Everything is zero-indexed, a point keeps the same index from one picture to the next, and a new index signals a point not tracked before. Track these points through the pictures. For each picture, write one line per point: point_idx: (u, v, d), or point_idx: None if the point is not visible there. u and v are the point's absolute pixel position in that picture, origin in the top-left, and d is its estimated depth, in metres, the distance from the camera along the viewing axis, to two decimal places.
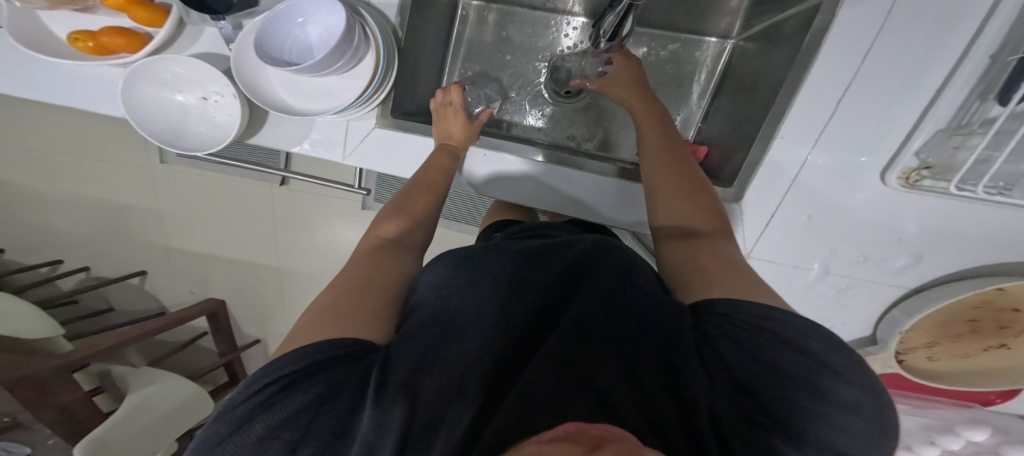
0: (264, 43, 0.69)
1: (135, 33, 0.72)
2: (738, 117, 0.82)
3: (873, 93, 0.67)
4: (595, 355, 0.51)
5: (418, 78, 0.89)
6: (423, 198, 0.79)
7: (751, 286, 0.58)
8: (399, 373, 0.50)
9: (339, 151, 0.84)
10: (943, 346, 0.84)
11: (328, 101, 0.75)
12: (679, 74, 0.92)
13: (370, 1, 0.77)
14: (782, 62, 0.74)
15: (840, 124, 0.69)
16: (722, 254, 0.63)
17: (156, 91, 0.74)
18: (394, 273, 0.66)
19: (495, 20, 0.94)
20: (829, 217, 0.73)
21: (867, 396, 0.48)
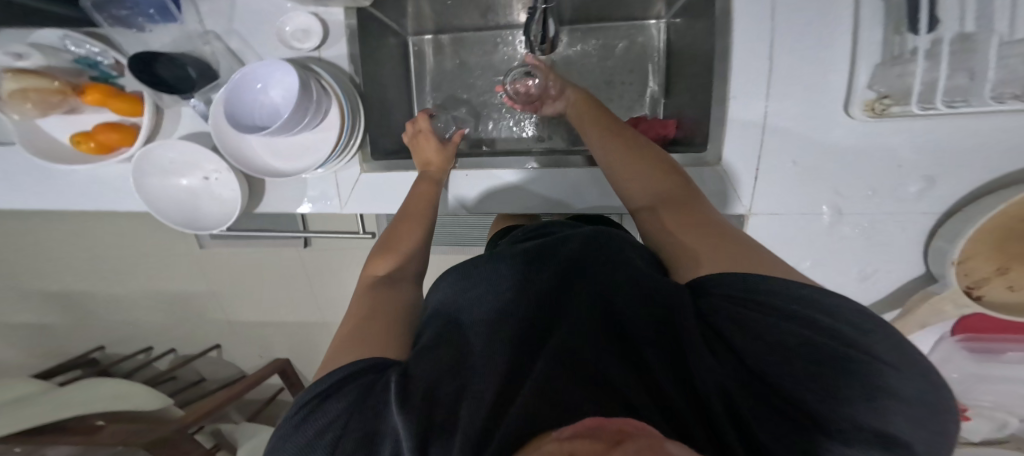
0: (235, 113, 0.73)
1: (122, 125, 0.84)
2: (696, 83, 0.75)
3: (804, 35, 0.63)
4: (609, 353, 0.45)
5: (389, 114, 0.90)
6: (412, 226, 0.77)
7: (751, 256, 0.50)
8: (420, 376, 0.46)
9: (335, 202, 0.87)
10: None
11: (303, 160, 0.79)
12: (629, 59, 0.88)
13: (319, 54, 0.80)
14: (704, 33, 0.71)
15: (784, 70, 0.64)
16: (718, 230, 0.55)
17: (163, 180, 0.84)
18: (395, 300, 0.64)
19: (448, 49, 0.96)
20: (818, 167, 0.65)
21: (912, 376, 0.39)
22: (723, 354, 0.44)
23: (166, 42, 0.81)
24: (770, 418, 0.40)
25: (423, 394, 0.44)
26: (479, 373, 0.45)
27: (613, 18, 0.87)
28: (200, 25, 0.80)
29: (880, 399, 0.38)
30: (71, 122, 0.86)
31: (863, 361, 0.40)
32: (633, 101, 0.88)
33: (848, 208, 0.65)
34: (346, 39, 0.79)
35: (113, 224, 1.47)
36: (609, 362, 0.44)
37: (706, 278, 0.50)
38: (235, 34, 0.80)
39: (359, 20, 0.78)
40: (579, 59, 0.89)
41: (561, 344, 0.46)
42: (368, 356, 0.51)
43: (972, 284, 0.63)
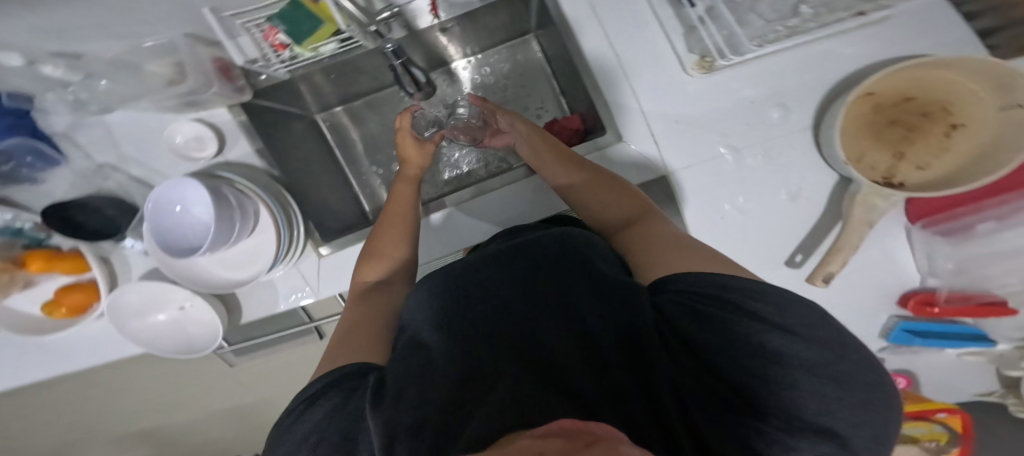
0: (167, 243, 0.73)
1: (81, 284, 0.86)
2: (574, 77, 0.77)
3: (623, 21, 0.69)
4: (578, 351, 0.40)
5: (325, 194, 0.86)
6: (400, 239, 0.69)
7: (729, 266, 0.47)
8: (395, 381, 0.41)
9: (307, 292, 0.79)
10: (948, 132, 0.60)
11: (256, 265, 0.77)
12: (522, 74, 0.88)
13: (228, 159, 0.79)
14: (553, 44, 0.81)
15: (627, 49, 0.68)
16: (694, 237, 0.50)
17: (142, 320, 0.86)
18: (381, 310, 0.59)
19: (365, 114, 0.97)
20: (699, 120, 0.65)
21: (855, 376, 0.36)
22: (680, 350, 0.40)
23: (65, 188, 0.84)
24: (720, 418, 0.36)
25: (394, 399, 0.38)
26: (452, 369, 0.40)
27: (499, 46, 0.88)
28: (93, 162, 0.82)
29: (827, 393, 0.36)
30: (30, 295, 0.88)
31: (796, 348, 0.37)
32: (536, 111, 0.87)
33: (743, 144, 0.64)
34: (247, 138, 0.79)
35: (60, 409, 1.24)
36: (574, 360, 0.39)
37: (681, 277, 0.44)
38: (150, 171, 0.81)
39: (250, 116, 0.78)
40: (492, 85, 0.89)
41: (535, 345, 0.40)
42: (351, 362, 0.48)
43: (886, 174, 0.61)
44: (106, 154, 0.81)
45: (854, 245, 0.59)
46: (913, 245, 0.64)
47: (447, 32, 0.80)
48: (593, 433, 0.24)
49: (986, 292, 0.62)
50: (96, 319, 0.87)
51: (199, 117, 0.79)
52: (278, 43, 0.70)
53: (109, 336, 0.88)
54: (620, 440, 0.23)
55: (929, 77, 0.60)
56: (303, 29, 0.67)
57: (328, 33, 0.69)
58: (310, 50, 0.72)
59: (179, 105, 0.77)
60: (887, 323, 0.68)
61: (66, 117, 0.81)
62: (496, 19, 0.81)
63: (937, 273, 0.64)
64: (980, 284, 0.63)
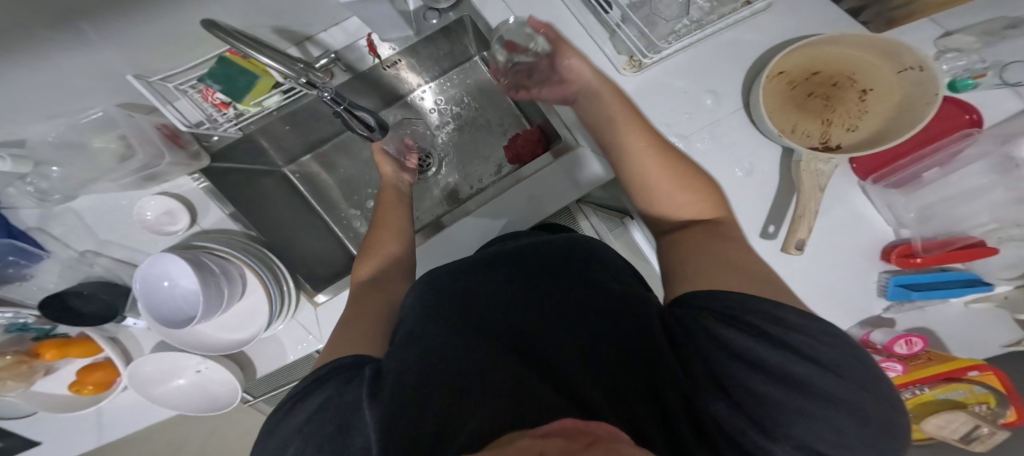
0: (164, 317, 0.75)
1: (99, 362, 0.89)
2: (520, 92, 0.80)
3: (554, 34, 0.71)
4: (580, 351, 0.38)
5: (308, 247, 0.88)
6: (399, 246, 0.67)
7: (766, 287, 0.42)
8: (394, 372, 0.38)
9: (313, 341, 0.82)
10: (863, 95, 0.65)
11: (252, 325, 0.78)
12: (480, 94, 0.89)
13: (204, 228, 0.81)
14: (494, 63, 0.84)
15: None
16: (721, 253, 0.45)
17: (164, 387, 0.88)
18: (385, 305, 0.56)
19: (335, 158, 0.98)
20: (644, 115, 0.68)
21: (875, 413, 0.32)
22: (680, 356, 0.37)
23: (54, 282, 0.85)
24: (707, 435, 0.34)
25: (392, 392, 0.35)
26: (452, 361, 0.37)
27: (450, 73, 0.89)
28: (75, 250, 0.84)
29: (837, 419, 0.32)
30: (55, 379, 0.91)
31: (804, 371, 0.34)
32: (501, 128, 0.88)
33: (689, 132, 0.67)
34: (218, 203, 0.80)
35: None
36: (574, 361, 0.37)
37: (708, 294, 0.39)
38: (134, 252, 0.83)
39: (213, 181, 0.79)
40: (452, 108, 0.91)
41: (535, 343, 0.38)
42: (348, 354, 0.45)
43: (822, 140, 0.65)
44: (86, 242, 0.84)
45: (815, 209, 0.61)
46: (873, 198, 0.66)
47: (398, 66, 0.81)
48: (591, 436, 0.24)
49: (960, 235, 0.63)
50: (123, 391, 0.91)
51: (162, 191, 0.81)
52: (218, 102, 0.74)
53: (139, 406, 0.92)
54: (619, 442, 0.24)
55: (833, 52, 0.66)
56: (240, 85, 0.72)
57: (266, 86, 0.74)
58: (253, 106, 0.75)
59: (137, 181, 0.78)
60: (879, 281, 0.65)
61: (35, 213, 0.83)
62: (437, 50, 0.81)
63: (904, 223, 0.65)
64: (951, 228, 0.64)
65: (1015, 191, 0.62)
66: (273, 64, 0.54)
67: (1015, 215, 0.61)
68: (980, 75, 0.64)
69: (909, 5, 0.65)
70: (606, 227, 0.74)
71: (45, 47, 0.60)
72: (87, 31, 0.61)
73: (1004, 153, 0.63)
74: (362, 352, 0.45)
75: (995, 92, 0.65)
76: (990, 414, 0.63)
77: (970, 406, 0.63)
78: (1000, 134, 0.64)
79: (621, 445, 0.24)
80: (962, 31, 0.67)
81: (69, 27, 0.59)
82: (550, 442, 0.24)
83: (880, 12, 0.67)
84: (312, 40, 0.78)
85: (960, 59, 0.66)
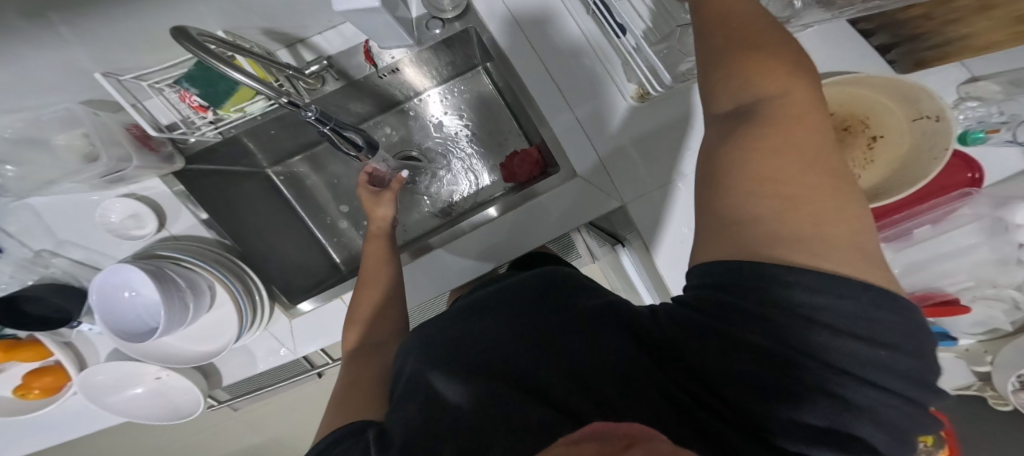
0: (119, 328, 0.68)
1: (51, 366, 0.81)
2: (519, 105, 0.78)
3: (560, 53, 0.69)
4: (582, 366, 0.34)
5: (288, 255, 0.84)
6: (383, 295, 0.62)
7: (806, 195, 0.31)
8: (401, 433, 0.35)
9: (287, 353, 0.77)
10: (871, 143, 0.59)
11: (221, 338, 0.72)
12: (486, 103, 0.86)
13: (174, 233, 0.75)
14: (498, 75, 0.81)
15: (564, 75, 0.68)
16: (733, 157, 0.34)
17: (118, 395, 0.81)
18: (378, 366, 0.53)
19: (325, 160, 0.93)
20: (650, 141, 0.65)
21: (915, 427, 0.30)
22: (687, 379, 0.34)
23: (5, 282, 0.78)
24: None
25: None
26: (456, 408, 0.34)
27: (453, 83, 0.86)
28: (30, 250, 0.77)
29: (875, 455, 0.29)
30: (4, 378, 0.83)
31: (858, 402, 0.29)
32: (504, 140, 0.85)
33: (688, 166, 0.64)
34: (193, 208, 0.76)
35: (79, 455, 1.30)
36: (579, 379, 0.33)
37: (717, 264, 0.34)
38: (94, 252, 0.77)
39: (187, 184, 0.75)
40: (456, 114, 0.88)
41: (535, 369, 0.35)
42: (350, 420, 0.42)
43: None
44: (43, 241, 0.77)
45: None
46: None
47: (398, 73, 0.78)
48: (630, 436, 0.22)
49: (936, 291, 0.63)
50: (74, 395, 0.83)
51: (130, 192, 0.76)
52: (197, 106, 0.67)
53: (85, 416, 0.84)
54: (659, 440, 0.22)
55: (840, 96, 0.60)
56: (218, 90, 0.66)
57: (247, 92, 0.69)
58: (234, 111, 0.70)
59: (103, 182, 0.72)
60: None
61: None
62: (439, 55, 0.77)
63: None
64: (931, 282, 0.64)
65: (999, 253, 0.61)
66: (250, 82, 0.50)
67: (990, 275, 0.62)
68: (994, 130, 0.59)
69: (942, 46, 0.59)
70: (597, 246, 0.72)
71: (13, 45, 0.57)
72: (59, 28, 0.57)
73: (998, 217, 0.59)
74: (363, 416, 0.43)
75: (1003, 149, 0.60)
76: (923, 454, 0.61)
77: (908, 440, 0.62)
78: (998, 195, 0.60)
79: (660, 443, 0.21)
80: (990, 78, 0.60)
81: (40, 22, 0.55)
82: (584, 447, 0.21)
83: (911, 50, 0.62)
84: (305, 43, 0.75)
85: (977, 109, 0.60)
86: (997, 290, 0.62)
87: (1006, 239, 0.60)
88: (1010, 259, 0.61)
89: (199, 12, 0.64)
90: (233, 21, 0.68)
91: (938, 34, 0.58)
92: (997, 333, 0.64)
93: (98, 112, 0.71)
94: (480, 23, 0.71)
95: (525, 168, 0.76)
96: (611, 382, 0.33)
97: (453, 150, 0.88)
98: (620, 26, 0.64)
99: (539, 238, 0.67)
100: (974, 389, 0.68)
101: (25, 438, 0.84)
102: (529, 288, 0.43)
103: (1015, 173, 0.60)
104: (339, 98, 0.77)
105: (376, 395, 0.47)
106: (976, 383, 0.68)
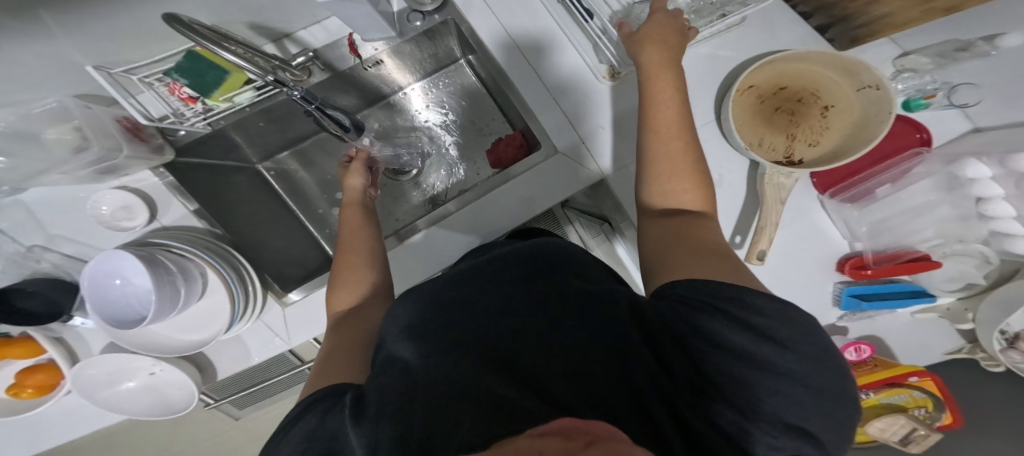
0: (110, 315, 0.70)
1: (41, 363, 0.82)
2: (501, 92, 0.82)
3: (535, 41, 0.72)
4: (563, 340, 0.37)
5: (280, 244, 0.86)
6: (366, 267, 0.64)
7: (707, 262, 0.44)
8: (376, 398, 0.37)
9: (280, 340, 0.78)
10: (824, 112, 0.65)
11: (211, 327, 0.74)
12: (470, 94, 0.89)
13: (165, 223, 0.77)
14: (478, 65, 0.84)
15: (539, 62, 0.72)
16: (650, 251, 0.50)
17: (110, 390, 0.82)
18: (359, 332, 0.55)
19: (314, 156, 0.95)
20: (624, 124, 0.69)
21: None
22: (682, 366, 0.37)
23: None
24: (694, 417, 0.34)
25: (379, 417, 0.34)
26: (430, 376, 0.36)
27: (435, 76, 0.89)
28: (22, 246, 0.78)
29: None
30: None
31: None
32: (487, 131, 0.88)
33: None
34: (182, 200, 0.77)
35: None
36: (561, 353, 0.36)
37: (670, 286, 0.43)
38: (87, 247, 0.78)
39: (178, 175, 0.76)
40: (441, 104, 0.90)
41: (520, 345, 0.37)
42: (332, 385, 0.44)
43: (786, 155, 0.65)
44: (34, 236, 0.79)
45: (775, 222, 0.64)
46: (832, 214, 0.68)
47: (381, 66, 0.80)
48: (590, 435, 0.23)
49: (909, 249, 0.67)
50: (66, 393, 0.84)
51: (121, 185, 0.77)
52: (186, 97, 0.70)
53: (78, 413, 0.85)
54: (618, 441, 0.23)
55: (798, 68, 0.67)
56: (208, 80, 0.69)
57: (237, 82, 0.71)
58: (223, 101, 0.72)
59: (94, 175, 0.74)
60: (833, 291, 0.68)
61: None
62: (421, 46, 0.80)
63: (858, 236, 0.67)
64: (899, 243, 0.67)
65: (960, 209, 0.65)
66: (242, 64, 0.53)
67: (957, 232, 0.65)
68: (931, 95, 0.65)
69: (868, 25, 0.63)
70: (591, 234, 0.76)
71: (5, 41, 0.58)
72: (50, 24, 0.59)
73: (949, 172, 0.64)
74: (342, 381, 0.45)
75: (945, 112, 0.66)
76: (927, 418, 0.68)
77: (911, 410, 0.68)
78: (948, 154, 0.65)
79: (619, 444, 0.23)
80: (920, 50, 0.67)
81: (31, 18, 0.57)
82: (547, 442, 0.23)
83: (845, 30, 0.67)
84: (291, 38, 0.78)
85: (913, 79, 0.66)
86: (965, 246, 0.66)
87: (963, 194, 0.64)
88: (971, 214, 0.64)
89: (186, 6, 0.66)
90: (221, 16, 0.70)
91: (865, 13, 0.62)
92: (973, 290, 0.67)
93: (90, 106, 0.73)
94: (458, 13, 0.73)
95: (510, 150, 0.79)
96: (592, 366, 0.35)
97: (438, 140, 0.90)
98: (587, 10, 0.66)
99: (515, 222, 0.69)
100: (966, 353, 0.70)
101: (14, 438, 0.84)
102: (513, 262, 0.44)
103: (959, 134, 0.66)
104: (325, 89, 0.79)
105: (357, 363, 0.49)
106: (966, 345, 0.70)
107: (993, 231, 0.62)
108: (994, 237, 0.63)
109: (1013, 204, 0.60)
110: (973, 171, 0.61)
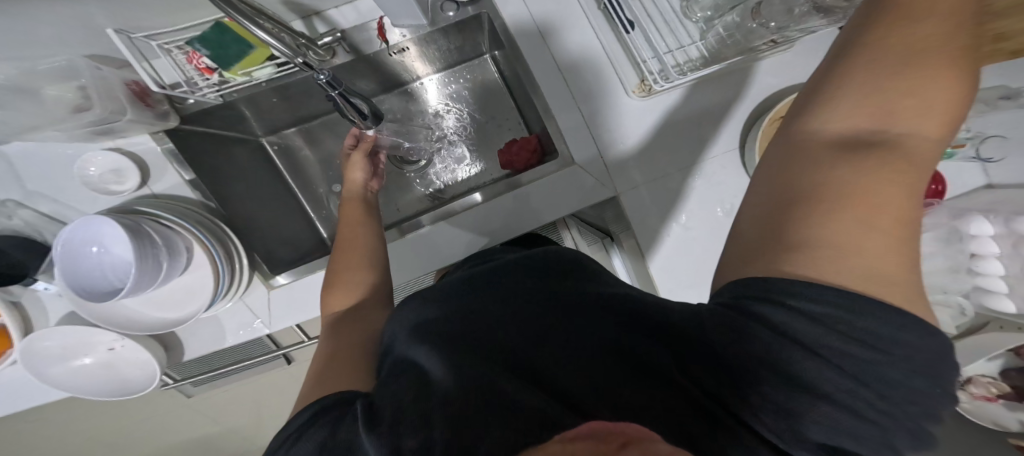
0: (83, 285, 0.65)
1: None
2: (522, 92, 0.81)
3: (570, 47, 0.71)
4: (591, 350, 0.36)
5: (276, 224, 0.82)
6: (365, 265, 0.62)
7: (890, 224, 0.31)
8: (390, 407, 0.35)
9: (261, 325, 0.75)
10: None
11: (189, 305, 0.70)
12: (489, 91, 0.88)
13: (155, 191, 0.73)
14: (504, 63, 0.83)
15: (570, 69, 0.71)
16: (831, 167, 0.33)
17: (62, 365, 0.76)
18: (362, 335, 0.53)
19: (320, 135, 0.92)
20: (648, 140, 0.68)
21: (915, 413, 0.30)
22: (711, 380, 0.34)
23: None
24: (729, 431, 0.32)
25: (395, 424, 0.33)
26: (449, 381, 0.34)
27: (457, 69, 0.88)
28: None
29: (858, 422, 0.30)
30: None
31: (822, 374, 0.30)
32: (502, 129, 0.87)
33: (681, 167, 0.67)
34: (178, 168, 0.74)
35: (3, 441, 1.20)
36: (588, 364, 0.35)
37: (752, 280, 0.34)
38: (65, 207, 0.74)
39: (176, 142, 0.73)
40: (459, 97, 0.89)
41: (553, 356, 0.36)
42: (336, 390, 0.43)
43: None
44: (10, 190, 0.74)
45: None
46: None
47: (405, 53, 0.79)
48: (625, 434, 0.22)
49: None
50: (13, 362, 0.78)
51: (115, 146, 0.73)
52: (204, 67, 0.68)
53: (28, 383, 0.79)
54: (655, 441, 0.22)
55: None
56: (230, 53, 0.66)
57: (260, 57, 0.69)
58: (241, 75, 0.70)
59: (88, 135, 0.70)
60: None
61: None
62: (448, 36, 0.78)
63: None
64: None
65: (953, 261, 0.66)
66: (272, 42, 0.52)
67: (941, 283, 0.68)
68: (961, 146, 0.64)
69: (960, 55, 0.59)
70: (585, 242, 0.74)
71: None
72: None
73: (952, 226, 0.64)
74: (349, 388, 0.44)
75: (967, 164, 0.66)
76: None
77: None
78: (958, 208, 0.65)
79: (657, 444, 0.22)
80: None
81: None
82: (580, 444, 0.21)
83: None
84: (320, 15, 0.75)
85: None
86: (946, 296, 0.68)
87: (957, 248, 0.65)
88: (960, 267, 0.65)
89: None
90: None
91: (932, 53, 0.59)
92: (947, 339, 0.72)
93: (100, 66, 0.69)
94: (495, 11, 0.73)
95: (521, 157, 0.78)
96: (618, 373, 0.34)
97: (447, 135, 0.88)
98: (630, 22, 0.67)
99: (516, 229, 0.69)
100: None
101: None
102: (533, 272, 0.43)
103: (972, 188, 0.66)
104: (345, 71, 0.77)
105: (363, 367, 0.47)
106: None
107: (977, 285, 0.64)
108: (975, 291, 0.64)
109: (1003, 264, 0.60)
110: (976, 228, 0.61)
